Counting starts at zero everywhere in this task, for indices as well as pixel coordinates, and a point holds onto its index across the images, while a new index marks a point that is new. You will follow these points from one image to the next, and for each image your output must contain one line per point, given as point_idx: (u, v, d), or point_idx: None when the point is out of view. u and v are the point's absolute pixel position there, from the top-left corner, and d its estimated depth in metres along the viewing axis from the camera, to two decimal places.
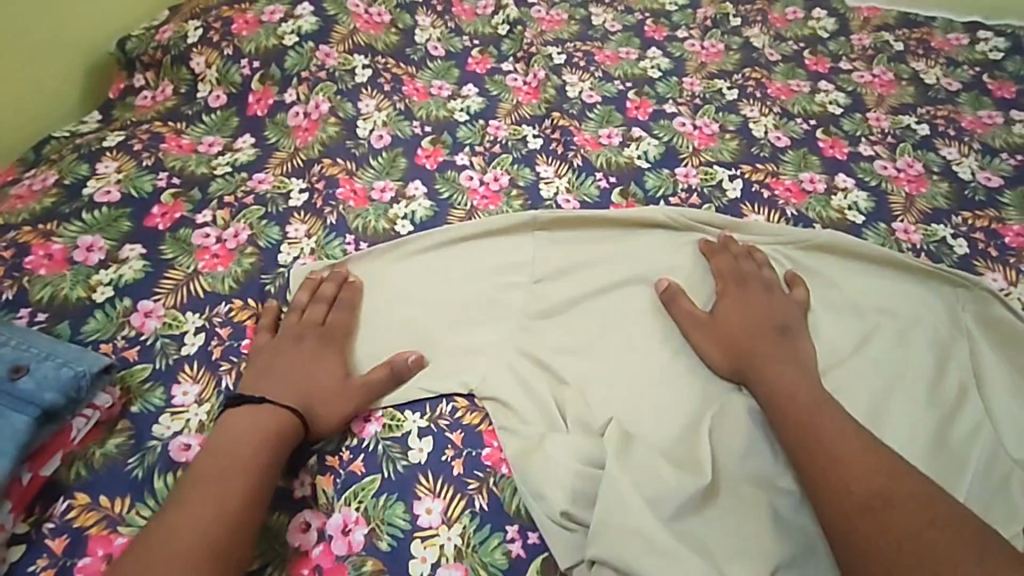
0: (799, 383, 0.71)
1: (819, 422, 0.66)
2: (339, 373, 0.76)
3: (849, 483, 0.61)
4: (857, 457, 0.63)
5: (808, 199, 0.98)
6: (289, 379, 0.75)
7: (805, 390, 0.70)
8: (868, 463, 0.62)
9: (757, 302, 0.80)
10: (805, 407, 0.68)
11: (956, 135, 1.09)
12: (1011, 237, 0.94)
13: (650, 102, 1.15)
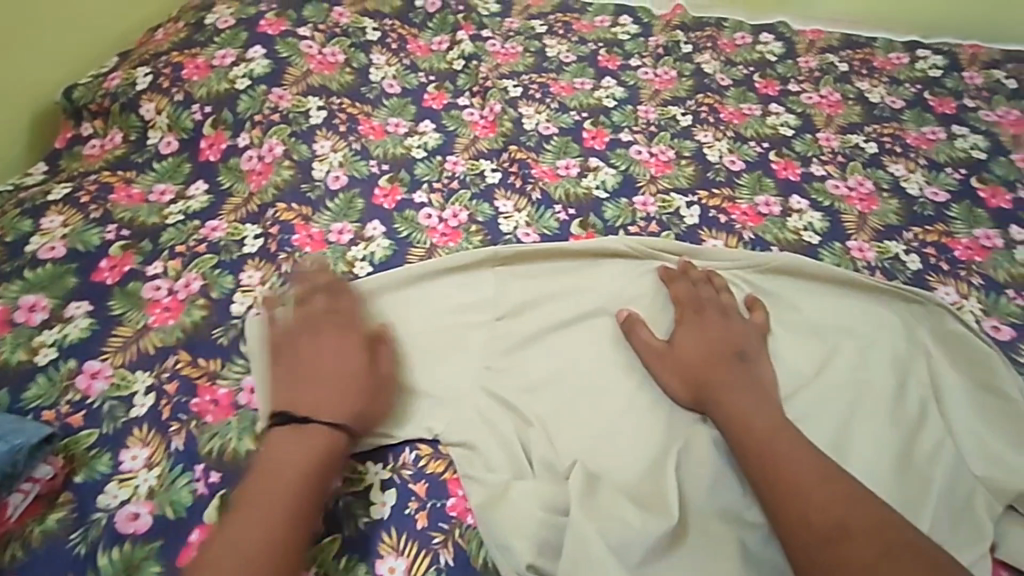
0: (757, 407, 0.70)
1: (778, 451, 0.66)
2: (366, 365, 0.77)
3: (806, 515, 0.61)
4: (813, 484, 0.63)
5: (765, 221, 0.99)
6: (316, 381, 0.74)
7: (761, 416, 0.69)
8: (827, 492, 0.62)
9: (716, 326, 0.80)
10: (760, 435, 0.67)
11: (902, 152, 1.12)
12: (961, 250, 0.95)
13: (606, 131, 1.16)
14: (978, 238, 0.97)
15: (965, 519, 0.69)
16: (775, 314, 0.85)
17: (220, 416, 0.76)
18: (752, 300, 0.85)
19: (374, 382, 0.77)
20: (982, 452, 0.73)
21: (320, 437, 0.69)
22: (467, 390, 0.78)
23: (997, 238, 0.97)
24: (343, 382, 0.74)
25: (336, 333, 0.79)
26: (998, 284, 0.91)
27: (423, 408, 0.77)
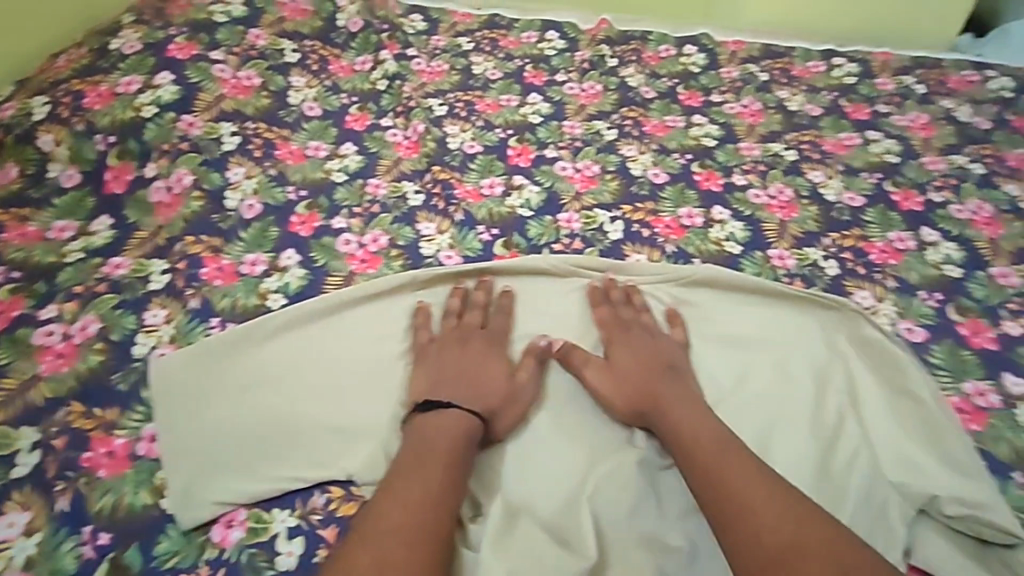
0: (702, 431, 0.70)
1: (725, 467, 0.66)
2: (436, 369, 0.77)
3: (758, 532, 0.61)
4: (764, 501, 0.63)
5: (688, 233, 0.99)
6: (461, 383, 0.75)
7: (709, 431, 0.70)
8: (778, 508, 0.62)
9: (655, 348, 0.79)
10: (709, 452, 0.67)
11: (820, 159, 1.14)
12: (876, 254, 0.97)
13: (532, 147, 1.15)
14: (892, 241, 0.99)
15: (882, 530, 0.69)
16: (699, 328, 0.84)
17: (114, 469, 0.72)
18: (675, 314, 0.84)
19: (512, 384, 0.76)
20: (899, 460, 0.74)
21: (456, 427, 0.70)
22: (383, 423, 0.75)
23: (910, 240, 0.99)
24: (490, 385, 0.75)
25: (475, 342, 0.80)
26: (912, 285, 0.93)
27: (335, 445, 0.73)
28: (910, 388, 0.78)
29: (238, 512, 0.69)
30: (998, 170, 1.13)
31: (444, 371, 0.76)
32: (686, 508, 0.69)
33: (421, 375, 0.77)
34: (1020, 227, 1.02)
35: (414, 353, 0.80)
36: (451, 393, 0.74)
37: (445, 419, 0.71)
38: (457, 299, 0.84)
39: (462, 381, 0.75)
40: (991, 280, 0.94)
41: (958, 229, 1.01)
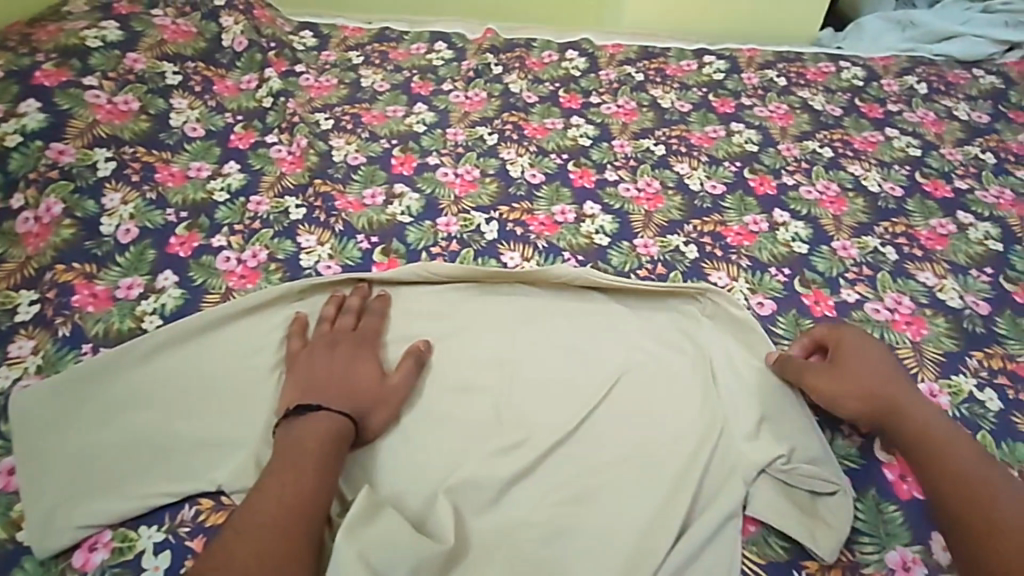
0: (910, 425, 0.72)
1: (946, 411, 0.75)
2: (307, 374, 0.77)
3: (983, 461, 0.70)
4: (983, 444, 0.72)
5: (560, 229, 1.04)
6: (329, 384, 0.75)
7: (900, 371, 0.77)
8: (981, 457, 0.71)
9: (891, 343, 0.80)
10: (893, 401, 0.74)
11: (686, 152, 1.23)
12: (732, 236, 1.05)
13: (415, 156, 1.19)
14: (747, 224, 1.07)
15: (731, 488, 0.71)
16: (573, 314, 0.87)
17: None
18: (548, 305, 0.88)
19: (383, 383, 0.77)
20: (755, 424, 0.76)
21: (326, 427, 0.70)
22: (257, 433, 0.76)
23: (763, 222, 1.07)
24: (361, 387, 0.76)
25: (346, 346, 0.80)
26: (763, 263, 1.00)
27: (207, 458, 0.75)
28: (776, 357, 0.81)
29: (103, 533, 0.70)
30: (846, 153, 1.24)
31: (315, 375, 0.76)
32: (548, 490, 0.71)
33: (291, 383, 0.77)
34: (861, 203, 1.12)
35: (288, 362, 0.81)
36: (319, 394, 0.74)
37: (314, 427, 0.70)
38: (332, 307, 0.86)
39: (331, 382, 0.75)
40: (834, 253, 1.02)
41: (806, 209, 1.10)
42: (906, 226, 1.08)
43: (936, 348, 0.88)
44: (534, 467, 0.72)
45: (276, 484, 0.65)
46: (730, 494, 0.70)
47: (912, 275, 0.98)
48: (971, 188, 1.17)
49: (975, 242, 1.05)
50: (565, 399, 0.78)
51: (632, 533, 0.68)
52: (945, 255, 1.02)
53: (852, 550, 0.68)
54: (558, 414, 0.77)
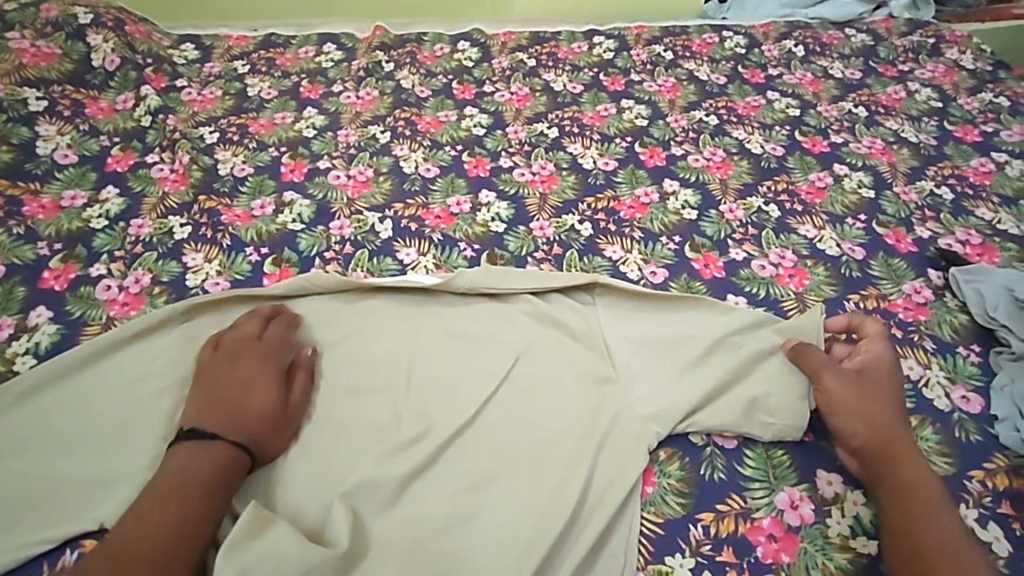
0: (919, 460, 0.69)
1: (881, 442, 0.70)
2: (214, 394, 0.72)
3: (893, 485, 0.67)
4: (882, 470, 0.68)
5: (456, 220, 1.04)
6: (233, 407, 0.71)
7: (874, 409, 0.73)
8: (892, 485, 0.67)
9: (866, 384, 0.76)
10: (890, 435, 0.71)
11: (579, 132, 1.24)
12: (625, 210, 1.07)
13: (305, 161, 1.16)
14: (639, 197, 1.09)
15: (632, 460, 0.73)
16: (471, 308, 0.87)
17: None
18: (444, 299, 0.88)
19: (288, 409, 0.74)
20: (657, 394, 0.78)
21: (224, 456, 0.67)
22: (142, 465, 0.73)
23: (654, 193, 1.10)
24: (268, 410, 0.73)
25: (257, 363, 0.76)
26: (654, 233, 1.02)
27: (89, 498, 0.71)
28: (696, 314, 0.84)
29: None
30: (730, 119, 1.28)
31: (219, 396, 0.72)
32: (447, 484, 0.71)
33: (195, 401, 0.72)
34: (745, 165, 1.16)
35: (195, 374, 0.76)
36: (221, 417, 0.70)
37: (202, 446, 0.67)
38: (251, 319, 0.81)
39: (235, 405, 0.71)
40: (721, 216, 1.05)
41: (694, 176, 1.13)
42: (787, 183, 1.12)
43: (816, 297, 0.93)
44: (433, 461, 0.72)
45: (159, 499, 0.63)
46: (632, 466, 0.72)
47: (793, 229, 1.03)
48: (846, 141, 1.23)
49: (849, 192, 1.10)
50: (463, 390, 0.78)
51: (536, 515, 0.69)
52: (823, 207, 1.07)
53: (745, 496, 0.70)
54: (456, 404, 0.77)
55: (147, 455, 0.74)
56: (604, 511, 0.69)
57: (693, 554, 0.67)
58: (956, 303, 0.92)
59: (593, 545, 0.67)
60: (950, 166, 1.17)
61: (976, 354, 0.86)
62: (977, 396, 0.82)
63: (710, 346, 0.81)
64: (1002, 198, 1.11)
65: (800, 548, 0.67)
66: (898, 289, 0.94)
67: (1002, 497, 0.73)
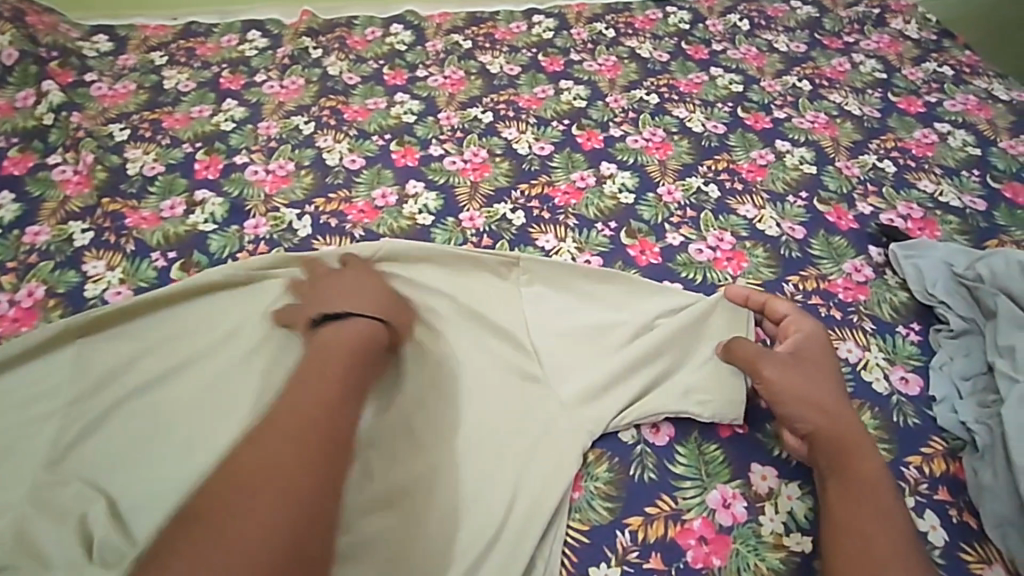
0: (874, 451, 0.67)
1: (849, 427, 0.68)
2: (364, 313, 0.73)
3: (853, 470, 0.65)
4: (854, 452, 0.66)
5: (381, 214, 0.98)
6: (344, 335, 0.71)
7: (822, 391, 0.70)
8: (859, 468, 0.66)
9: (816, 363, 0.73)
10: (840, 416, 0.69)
11: (514, 116, 1.19)
12: (560, 196, 1.02)
13: (221, 157, 1.09)
14: (575, 181, 1.04)
15: (564, 462, 0.70)
16: None
17: None
18: None
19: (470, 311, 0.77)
20: (591, 386, 0.74)
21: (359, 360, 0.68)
22: (23, 498, 0.67)
23: (590, 177, 1.05)
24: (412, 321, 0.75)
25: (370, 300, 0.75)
26: (589, 220, 0.98)
27: None
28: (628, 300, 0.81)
29: None
30: (670, 97, 1.23)
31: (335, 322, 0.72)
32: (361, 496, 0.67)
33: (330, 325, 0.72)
34: (686, 145, 1.11)
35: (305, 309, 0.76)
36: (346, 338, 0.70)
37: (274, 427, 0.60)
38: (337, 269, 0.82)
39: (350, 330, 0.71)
40: (659, 199, 1.01)
41: (632, 158, 1.09)
42: (728, 161, 1.08)
43: (754, 280, 0.90)
44: (343, 471, 0.68)
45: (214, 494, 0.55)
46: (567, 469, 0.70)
47: (733, 210, 0.99)
48: (789, 116, 1.19)
49: (790, 168, 1.07)
50: (379, 391, 0.73)
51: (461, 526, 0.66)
52: (764, 185, 1.03)
53: (675, 497, 0.69)
54: (369, 407, 0.72)
55: (32, 485, 0.68)
56: (533, 519, 0.66)
57: (620, 562, 0.65)
58: (896, 280, 0.89)
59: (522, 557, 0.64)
60: (893, 139, 1.14)
61: (916, 333, 0.84)
62: (916, 376, 0.79)
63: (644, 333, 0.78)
64: (944, 169, 1.08)
65: (732, 550, 0.66)
66: (839, 269, 0.91)
67: (939, 483, 0.70)
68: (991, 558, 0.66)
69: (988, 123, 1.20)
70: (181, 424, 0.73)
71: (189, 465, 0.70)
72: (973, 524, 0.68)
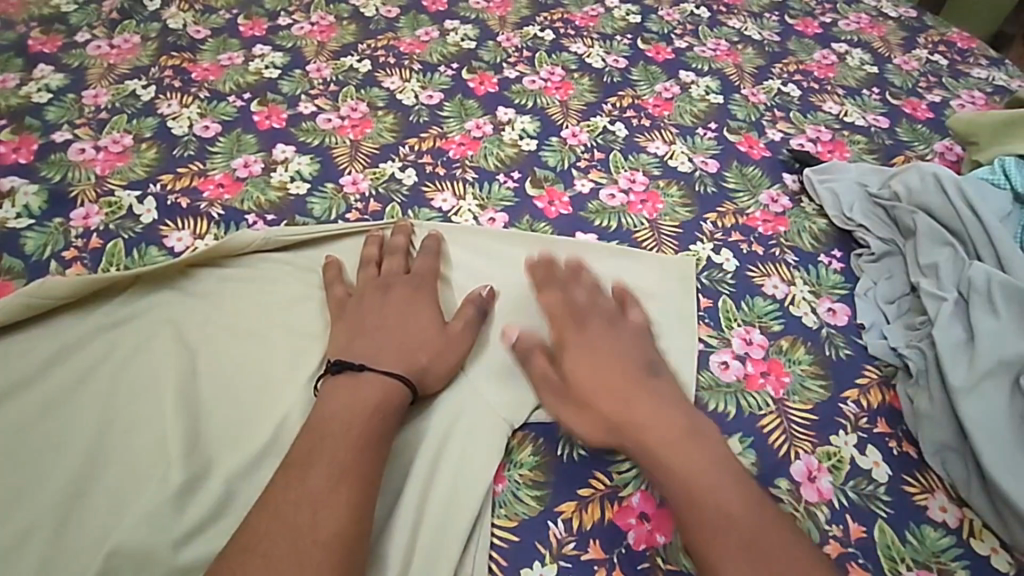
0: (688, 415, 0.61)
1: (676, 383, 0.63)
2: (354, 334, 0.65)
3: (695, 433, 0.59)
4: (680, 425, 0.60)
5: (245, 186, 0.84)
6: (380, 342, 0.64)
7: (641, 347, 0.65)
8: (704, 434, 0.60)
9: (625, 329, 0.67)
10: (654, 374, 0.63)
11: (396, 62, 1.03)
12: (454, 148, 0.90)
13: (35, 135, 0.88)
14: (469, 131, 0.92)
15: (486, 451, 0.63)
16: (272, 300, 0.71)
17: None
18: (230, 294, 0.71)
19: (446, 337, 0.66)
20: (511, 365, 0.68)
21: (379, 388, 0.60)
22: None
23: (486, 125, 0.93)
24: (405, 345, 0.64)
25: (407, 302, 0.68)
26: (490, 172, 0.87)
27: None
28: None
29: None
30: (567, 32, 1.11)
31: (345, 328, 0.66)
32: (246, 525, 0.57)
33: (338, 333, 0.66)
34: (587, 82, 1.01)
35: (336, 317, 0.68)
36: (365, 346, 0.63)
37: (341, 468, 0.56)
38: (373, 247, 0.74)
39: (379, 337, 0.64)
40: (563, 143, 0.91)
41: (531, 101, 0.98)
42: (632, 97, 1.00)
43: (671, 222, 0.83)
44: (221, 504, 0.58)
45: (238, 568, 0.47)
46: (491, 459, 0.62)
47: (642, 148, 0.92)
48: (690, 46, 1.11)
49: (697, 100, 1.00)
50: (257, 406, 0.64)
51: (387, 561, 0.56)
52: (672, 120, 0.96)
53: (610, 473, 0.63)
54: (246, 427, 0.63)
55: None
56: (455, 521, 0.58)
57: (555, 558, 0.58)
58: (813, 208, 0.85)
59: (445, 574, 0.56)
60: (795, 62, 1.10)
61: (838, 261, 0.80)
62: (842, 306, 0.76)
63: None
64: (846, 90, 1.05)
65: (676, 523, 0.61)
66: (755, 201, 0.86)
67: (878, 416, 0.68)
68: (934, 487, 0.64)
69: (881, 40, 1.17)
70: None
71: (6, 524, 0.56)
72: (913, 454, 0.66)
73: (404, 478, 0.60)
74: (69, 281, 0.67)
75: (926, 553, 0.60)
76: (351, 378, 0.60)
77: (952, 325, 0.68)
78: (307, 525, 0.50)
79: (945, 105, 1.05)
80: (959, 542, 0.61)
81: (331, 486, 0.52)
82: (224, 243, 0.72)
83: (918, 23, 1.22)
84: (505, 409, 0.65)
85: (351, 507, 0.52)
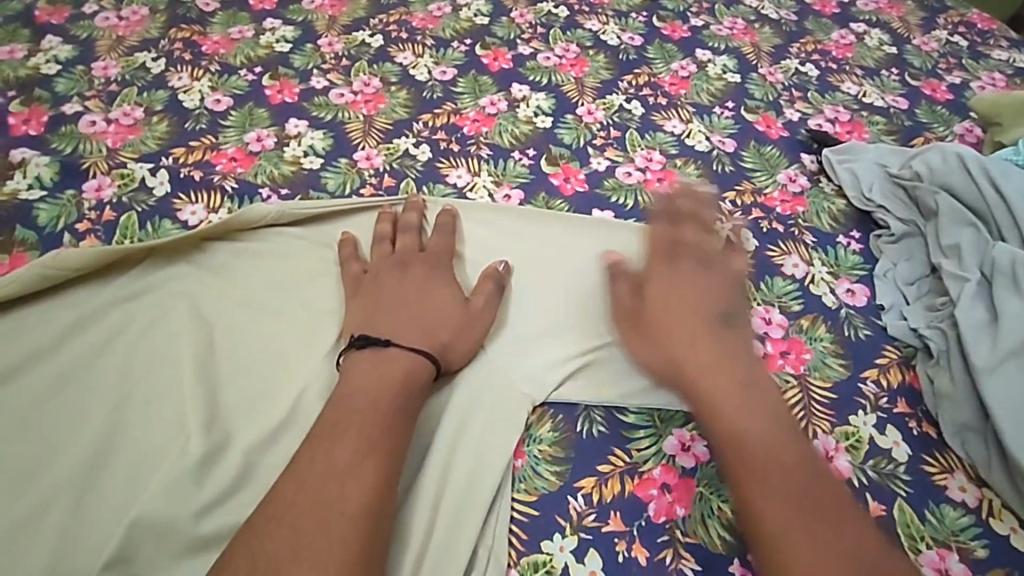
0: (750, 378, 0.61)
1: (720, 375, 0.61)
2: (373, 309, 0.65)
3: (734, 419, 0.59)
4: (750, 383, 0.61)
5: (258, 161, 0.83)
6: (399, 318, 0.64)
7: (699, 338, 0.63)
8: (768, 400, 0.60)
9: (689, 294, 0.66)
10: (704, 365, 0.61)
11: (408, 38, 1.01)
12: (469, 125, 0.89)
13: (45, 107, 0.87)
14: (484, 107, 0.91)
15: (506, 427, 0.63)
16: (287, 274, 0.71)
17: None
18: (245, 268, 0.70)
19: (467, 314, 0.66)
20: (529, 342, 0.68)
21: (402, 363, 0.59)
22: None
23: (501, 102, 0.92)
24: (425, 321, 0.64)
25: (425, 280, 0.68)
26: (505, 149, 0.86)
27: None
28: (568, 246, 0.75)
29: None
30: (581, 8, 1.09)
31: (363, 304, 0.66)
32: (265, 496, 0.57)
33: (356, 309, 0.66)
34: (602, 60, 1.00)
35: (353, 292, 0.68)
36: (385, 322, 0.63)
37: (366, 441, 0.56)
38: (387, 223, 0.73)
39: (398, 313, 0.64)
40: (579, 120, 0.90)
41: (545, 77, 0.96)
42: (649, 75, 0.98)
43: None
44: (239, 477, 0.58)
45: (265, 537, 0.48)
46: (510, 435, 0.62)
47: (659, 127, 0.90)
48: (707, 24, 1.09)
49: (714, 78, 0.99)
50: (274, 380, 0.64)
51: (408, 533, 0.56)
52: (688, 98, 0.95)
53: (630, 450, 0.63)
54: (263, 402, 0.62)
55: None
56: (476, 496, 0.58)
57: (575, 531, 0.58)
58: (832, 188, 0.84)
59: (466, 548, 0.56)
60: (812, 42, 1.08)
61: (856, 242, 0.80)
62: (861, 287, 0.76)
63: (586, 282, 0.73)
64: (864, 70, 1.04)
65: (695, 495, 0.61)
66: (773, 180, 0.85)
67: (898, 395, 0.68)
68: (953, 467, 0.64)
69: (900, 20, 1.15)
70: (14, 445, 0.58)
71: (28, 495, 0.56)
72: (932, 434, 0.66)
73: (427, 450, 0.60)
74: (83, 253, 0.66)
75: (944, 532, 0.60)
76: (373, 354, 0.60)
77: (975, 306, 0.68)
78: (333, 497, 0.50)
79: (965, 86, 1.04)
80: (978, 521, 0.61)
81: (357, 460, 0.52)
82: (240, 216, 0.71)
83: (938, 3, 1.20)
84: (524, 385, 0.65)
85: (377, 481, 0.52)
